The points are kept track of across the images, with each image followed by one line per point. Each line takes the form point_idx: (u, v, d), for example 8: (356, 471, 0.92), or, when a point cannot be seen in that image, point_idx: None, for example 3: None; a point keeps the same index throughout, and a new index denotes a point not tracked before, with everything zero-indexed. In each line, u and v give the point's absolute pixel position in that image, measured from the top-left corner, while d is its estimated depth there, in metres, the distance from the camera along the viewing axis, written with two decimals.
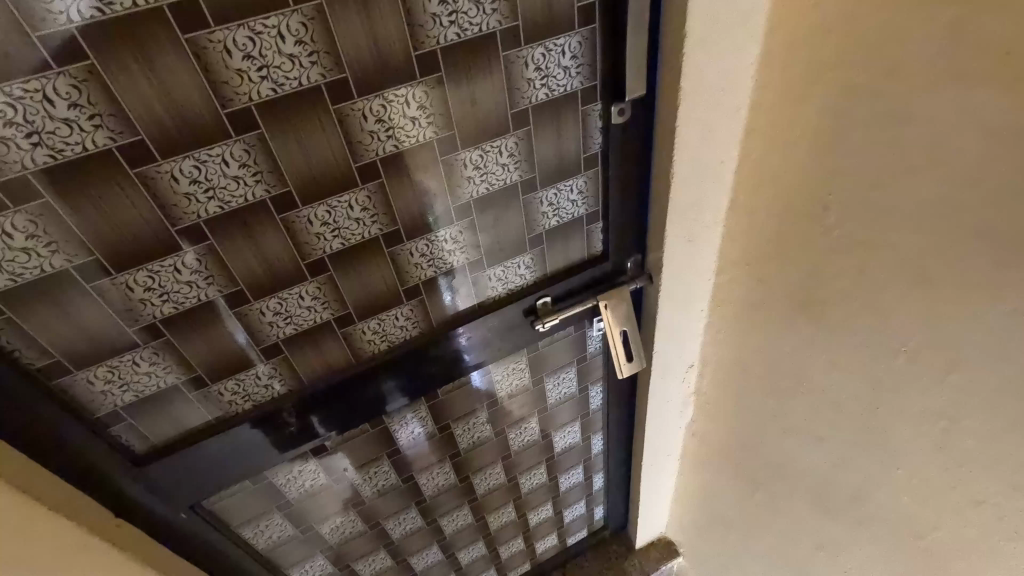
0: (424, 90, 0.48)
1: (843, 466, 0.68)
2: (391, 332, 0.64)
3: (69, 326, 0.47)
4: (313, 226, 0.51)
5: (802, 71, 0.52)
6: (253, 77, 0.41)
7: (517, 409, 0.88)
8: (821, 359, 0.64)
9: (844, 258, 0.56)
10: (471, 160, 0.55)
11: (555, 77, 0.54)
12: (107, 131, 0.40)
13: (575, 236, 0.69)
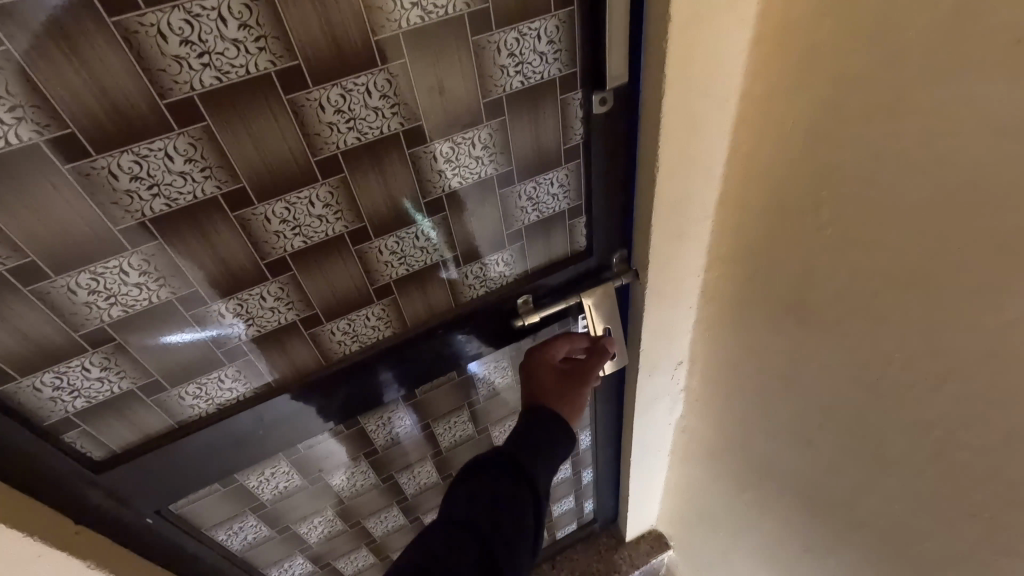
0: (387, 78, 0.45)
1: (833, 471, 0.66)
2: (364, 333, 0.62)
3: (10, 331, 0.45)
4: (271, 225, 0.49)
5: (795, 59, 0.48)
6: (194, 65, 0.38)
7: (501, 407, 0.86)
8: (810, 359, 0.62)
9: (835, 258, 0.53)
10: (441, 153, 0.53)
11: (531, 64, 0.51)
12: (31, 123, 0.37)
13: (557, 230, 0.66)
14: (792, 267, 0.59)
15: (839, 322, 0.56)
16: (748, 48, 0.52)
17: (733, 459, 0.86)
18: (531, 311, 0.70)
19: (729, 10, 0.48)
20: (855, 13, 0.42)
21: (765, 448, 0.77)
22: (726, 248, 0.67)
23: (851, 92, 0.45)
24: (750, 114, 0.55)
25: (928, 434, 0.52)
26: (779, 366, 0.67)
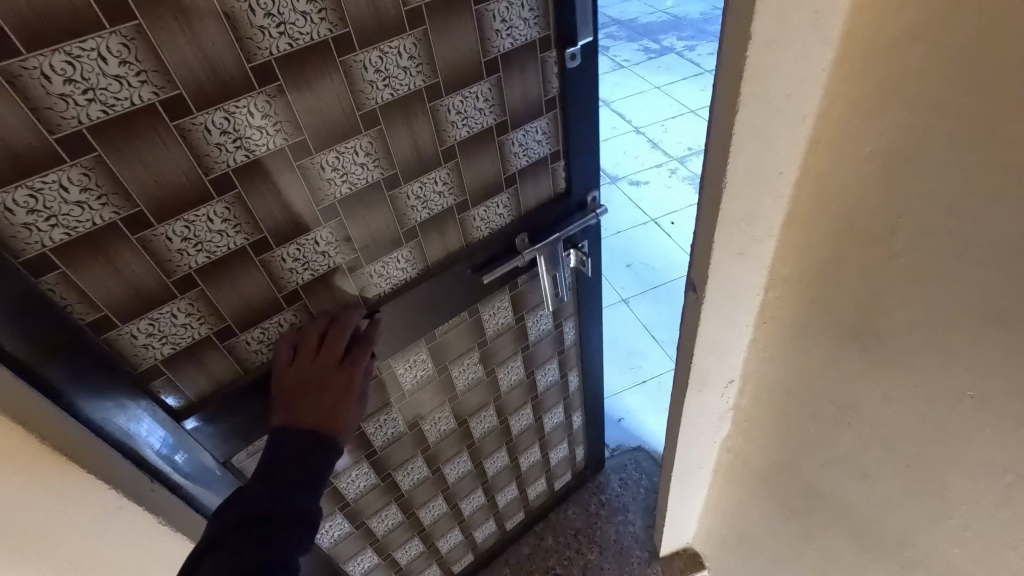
0: (413, 41, 0.57)
1: (901, 497, 0.63)
2: (394, 274, 0.71)
3: (115, 279, 0.52)
4: (325, 173, 0.58)
5: (881, 79, 0.47)
6: (273, 33, 0.48)
7: (503, 348, 0.96)
8: (871, 392, 0.61)
9: (910, 285, 0.52)
10: (454, 107, 0.64)
11: (517, 27, 0.64)
12: (151, 85, 0.45)
13: (543, 173, 0.78)
14: (860, 292, 0.57)
15: (904, 346, 0.55)
16: (830, 67, 0.50)
17: (783, 483, 0.84)
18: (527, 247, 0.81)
19: (814, 27, 0.47)
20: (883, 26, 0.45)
21: (812, 474, 0.76)
22: (789, 267, 0.65)
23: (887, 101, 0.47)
24: (826, 135, 0.53)
25: (1018, 460, 0.50)
26: (839, 391, 0.65)
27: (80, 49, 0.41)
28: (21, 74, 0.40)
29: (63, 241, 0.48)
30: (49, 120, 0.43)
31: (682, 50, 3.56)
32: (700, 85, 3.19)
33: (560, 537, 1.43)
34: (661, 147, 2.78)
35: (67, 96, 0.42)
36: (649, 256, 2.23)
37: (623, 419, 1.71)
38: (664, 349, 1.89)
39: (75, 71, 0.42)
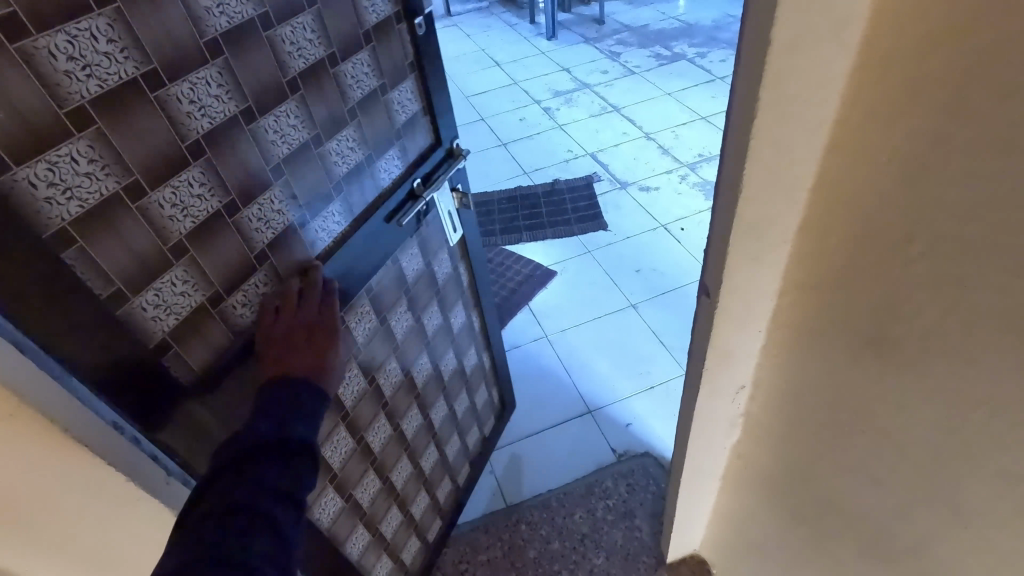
0: (313, 17, 0.70)
1: (915, 506, 0.63)
2: (332, 229, 0.81)
3: (124, 251, 0.55)
4: (270, 134, 0.67)
5: (899, 88, 0.47)
6: (215, 13, 0.57)
7: (423, 293, 1.11)
8: (886, 399, 0.61)
9: (927, 294, 0.52)
10: (348, 72, 0.77)
11: (377, 3, 0.80)
12: (133, 61, 0.51)
13: (417, 126, 0.95)
14: (875, 300, 0.57)
15: (921, 355, 0.55)
16: (849, 76, 0.50)
17: (793, 490, 0.84)
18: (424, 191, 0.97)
19: (834, 36, 0.47)
20: (908, 33, 0.45)
21: (825, 481, 0.76)
22: (803, 274, 0.65)
23: (912, 109, 0.47)
24: (843, 142, 0.53)
25: None
26: (853, 399, 0.65)
27: (77, 29, 0.47)
28: (33, 52, 0.45)
29: (78, 216, 0.51)
30: (58, 96, 0.47)
31: (693, 56, 3.56)
32: (711, 92, 3.19)
33: (565, 541, 1.45)
34: (671, 153, 2.78)
35: (70, 72, 0.48)
36: (658, 261, 2.23)
37: (631, 424, 1.71)
38: (673, 355, 1.88)
39: (74, 48, 0.47)
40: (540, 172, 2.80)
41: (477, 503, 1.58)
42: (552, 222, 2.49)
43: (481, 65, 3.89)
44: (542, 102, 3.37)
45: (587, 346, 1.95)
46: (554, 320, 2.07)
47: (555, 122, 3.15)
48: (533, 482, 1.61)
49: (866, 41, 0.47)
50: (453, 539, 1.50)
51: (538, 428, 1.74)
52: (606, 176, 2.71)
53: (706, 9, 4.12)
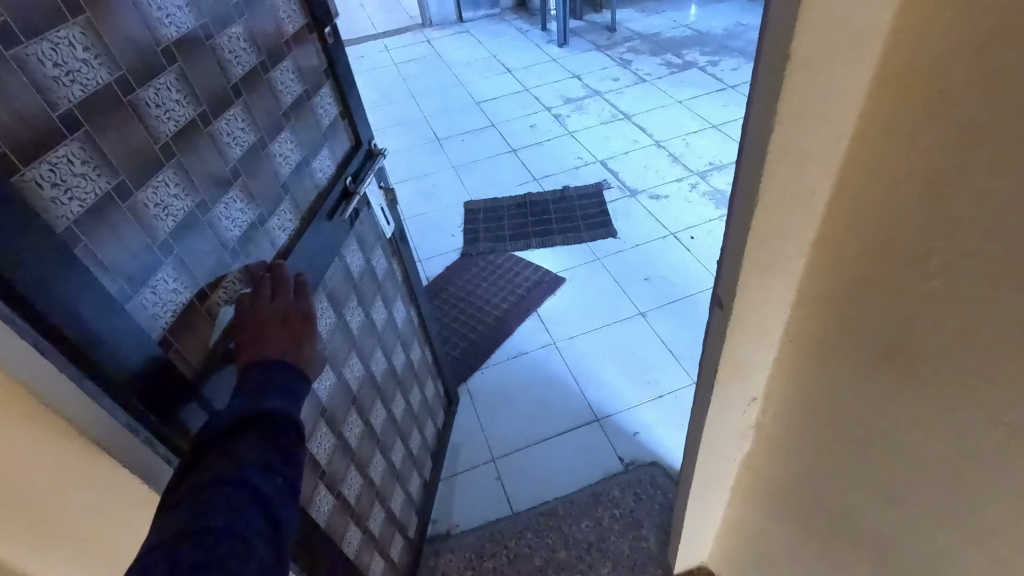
0: (244, 29, 0.80)
1: (930, 523, 0.62)
2: (286, 226, 0.90)
3: (120, 249, 0.61)
4: (226, 136, 0.76)
5: (919, 102, 0.47)
6: (165, 22, 0.66)
7: (368, 288, 1.19)
8: (901, 415, 0.60)
9: (945, 310, 0.51)
10: (278, 78, 0.88)
11: (290, 16, 0.91)
12: (105, 67, 0.59)
13: (337, 128, 1.06)
14: (892, 314, 0.57)
15: (936, 371, 0.54)
16: (868, 89, 0.50)
17: (804, 503, 0.83)
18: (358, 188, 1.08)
19: (852, 51, 0.47)
20: (927, 49, 0.45)
21: (836, 496, 0.75)
22: (817, 287, 0.64)
23: (930, 125, 0.47)
24: (860, 156, 0.53)
25: None
26: (867, 413, 0.65)
27: (58, 38, 0.54)
28: (26, 59, 0.51)
29: (81, 213, 0.57)
30: (51, 101, 0.54)
31: (705, 64, 3.56)
32: (723, 100, 3.19)
33: (572, 550, 1.45)
34: (682, 161, 2.78)
35: (57, 78, 0.54)
36: (668, 269, 2.23)
37: (639, 433, 1.70)
38: (682, 364, 1.88)
39: (58, 56, 0.54)
40: (550, 179, 2.81)
41: (483, 509, 1.58)
42: (561, 229, 2.49)
43: (492, 72, 3.91)
44: (553, 109, 3.38)
45: (595, 354, 1.95)
46: (562, 326, 2.06)
47: (565, 129, 3.16)
48: (540, 489, 1.60)
49: (884, 56, 0.47)
50: (458, 545, 1.50)
51: (545, 436, 1.73)
52: (616, 184, 2.71)
53: (717, 17, 4.12)
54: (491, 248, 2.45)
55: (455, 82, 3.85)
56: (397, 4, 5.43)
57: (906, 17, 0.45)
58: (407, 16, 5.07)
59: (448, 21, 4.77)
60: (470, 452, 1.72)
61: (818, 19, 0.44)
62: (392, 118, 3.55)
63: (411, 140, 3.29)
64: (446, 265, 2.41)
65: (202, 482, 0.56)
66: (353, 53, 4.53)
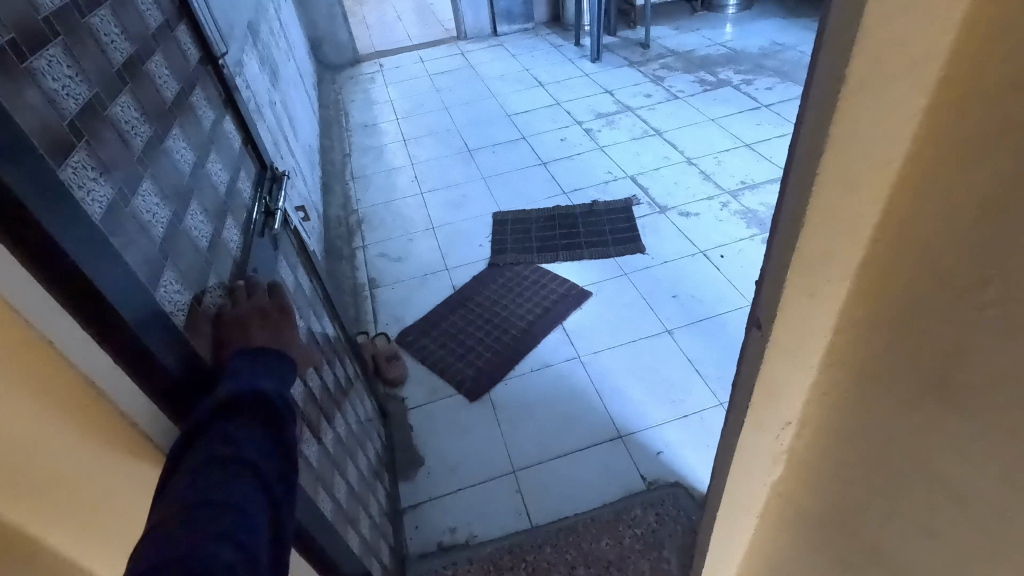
0: (163, 61, 0.92)
1: (978, 561, 0.60)
2: (233, 240, 1.00)
3: (138, 249, 0.68)
4: (177, 152, 0.87)
5: (979, 128, 0.46)
6: (112, 46, 0.76)
7: (303, 304, 1.27)
8: (948, 447, 0.59)
9: (999, 339, 0.50)
10: (195, 104, 1.00)
11: (189, 51, 1.04)
12: (84, 83, 0.67)
13: (243, 154, 1.19)
14: (944, 341, 0.55)
15: (991, 404, 0.53)
16: (923, 114, 0.49)
17: (838, 533, 0.81)
18: (273, 206, 1.21)
19: (911, 75, 0.46)
20: (991, 74, 0.44)
21: (875, 527, 0.73)
22: (861, 312, 0.63)
23: (990, 152, 0.46)
24: (912, 180, 0.52)
25: None
26: (911, 444, 0.63)
27: (49, 55, 0.62)
28: (34, 70, 0.59)
29: (104, 214, 0.64)
30: (60, 110, 0.61)
31: (739, 83, 3.54)
32: (757, 119, 3.16)
33: (591, 568, 1.43)
34: (713, 179, 2.76)
35: (58, 93, 0.62)
36: (696, 288, 2.20)
37: (662, 452, 1.68)
38: (708, 383, 1.85)
39: (54, 71, 0.62)
40: (579, 193, 2.81)
41: (502, 521, 1.57)
42: (588, 243, 2.49)
43: (524, 85, 3.95)
44: (583, 123, 3.39)
45: (619, 369, 1.93)
46: (586, 340, 2.06)
47: (595, 144, 3.16)
48: (560, 504, 1.59)
49: (942, 82, 0.47)
50: (477, 556, 1.49)
51: (567, 450, 1.72)
52: (646, 200, 2.70)
53: (753, 36, 4.10)
54: (518, 260, 2.46)
55: (487, 94, 3.89)
56: (433, 17, 5.52)
57: (967, 42, 0.44)
58: (443, 29, 5.16)
59: (482, 34, 4.84)
60: (490, 463, 1.72)
61: (877, 43, 0.44)
62: (424, 128, 3.61)
63: (441, 151, 3.34)
64: (472, 275, 2.43)
65: (200, 460, 0.67)
66: (388, 64, 4.62)
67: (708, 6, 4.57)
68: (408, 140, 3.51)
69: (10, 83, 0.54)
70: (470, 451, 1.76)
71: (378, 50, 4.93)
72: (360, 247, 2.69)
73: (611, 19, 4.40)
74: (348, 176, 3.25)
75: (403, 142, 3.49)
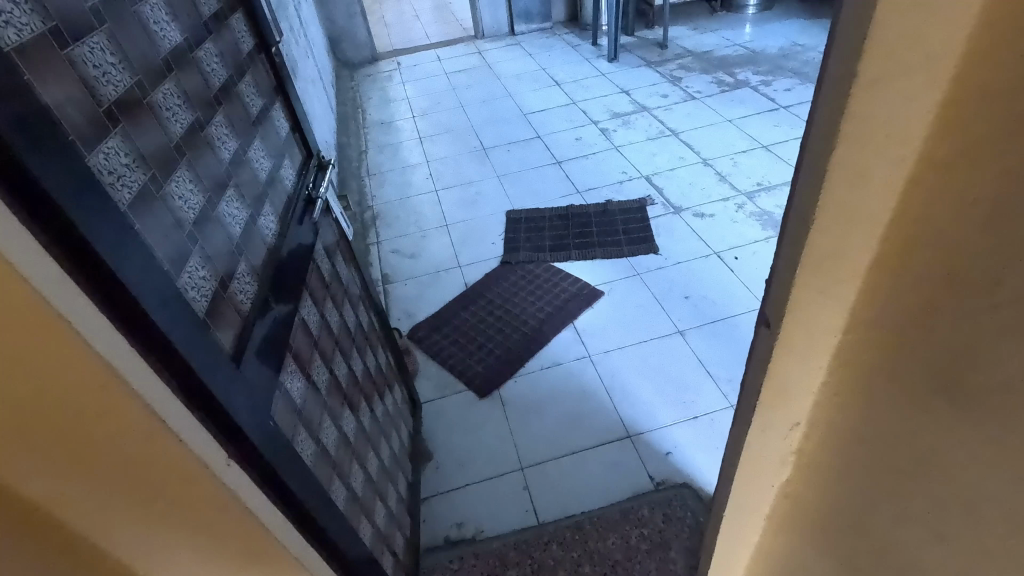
0: (215, 49, 0.94)
1: (991, 566, 0.59)
2: (270, 227, 1.02)
3: (163, 236, 0.69)
4: (217, 139, 0.89)
5: (994, 124, 0.45)
6: (160, 34, 0.78)
7: (338, 291, 1.29)
8: (959, 449, 0.58)
9: (1013, 341, 0.49)
10: (243, 92, 1.02)
11: (243, 39, 1.06)
12: (126, 71, 0.69)
13: (289, 141, 1.21)
14: (956, 342, 0.54)
15: (1002, 406, 0.52)
16: (935, 110, 0.48)
17: (846, 536, 0.80)
18: (316, 194, 1.22)
19: (924, 71, 0.46)
20: (1009, 70, 0.43)
21: (885, 530, 0.72)
22: (874, 311, 0.62)
23: (1007, 150, 0.45)
24: (926, 178, 0.52)
25: None
26: (923, 445, 0.62)
27: (94, 42, 0.64)
28: (76, 56, 0.60)
29: (133, 200, 0.65)
30: (98, 97, 0.62)
31: (757, 84, 3.51)
32: (774, 121, 3.13)
33: (597, 566, 1.43)
34: (729, 181, 2.73)
35: (98, 79, 0.63)
36: (709, 289, 2.19)
37: (671, 453, 1.67)
38: (719, 385, 1.83)
39: (96, 58, 0.64)
40: (594, 192, 2.81)
41: (509, 517, 1.58)
42: (601, 242, 2.49)
43: (540, 84, 3.95)
44: (599, 122, 3.38)
45: (630, 369, 1.93)
46: (598, 340, 2.05)
47: (611, 143, 3.16)
48: (567, 502, 1.59)
49: (958, 78, 0.46)
50: (483, 551, 1.50)
51: (575, 448, 1.72)
52: (660, 200, 2.68)
53: (773, 37, 4.06)
54: (531, 258, 2.46)
55: (503, 93, 3.90)
56: (450, 15, 5.55)
57: (984, 37, 0.44)
58: (461, 28, 5.18)
59: (500, 33, 4.85)
60: (499, 460, 1.72)
61: (889, 38, 0.43)
62: (440, 126, 3.62)
63: (457, 148, 3.35)
64: (485, 272, 2.44)
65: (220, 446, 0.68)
66: (406, 62, 4.65)
67: (728, 7, 4.54)
68: (424, 137, 3.52)
69: (51, 68, 0.55)
70: (480, 447, 1.77)
71: (396, 49, 4.97)
72: (374, 243, 2.71)
73: (629, 18, 4.38)
74: (364, 173, 3.28)
75: (419, 140, 3.51)
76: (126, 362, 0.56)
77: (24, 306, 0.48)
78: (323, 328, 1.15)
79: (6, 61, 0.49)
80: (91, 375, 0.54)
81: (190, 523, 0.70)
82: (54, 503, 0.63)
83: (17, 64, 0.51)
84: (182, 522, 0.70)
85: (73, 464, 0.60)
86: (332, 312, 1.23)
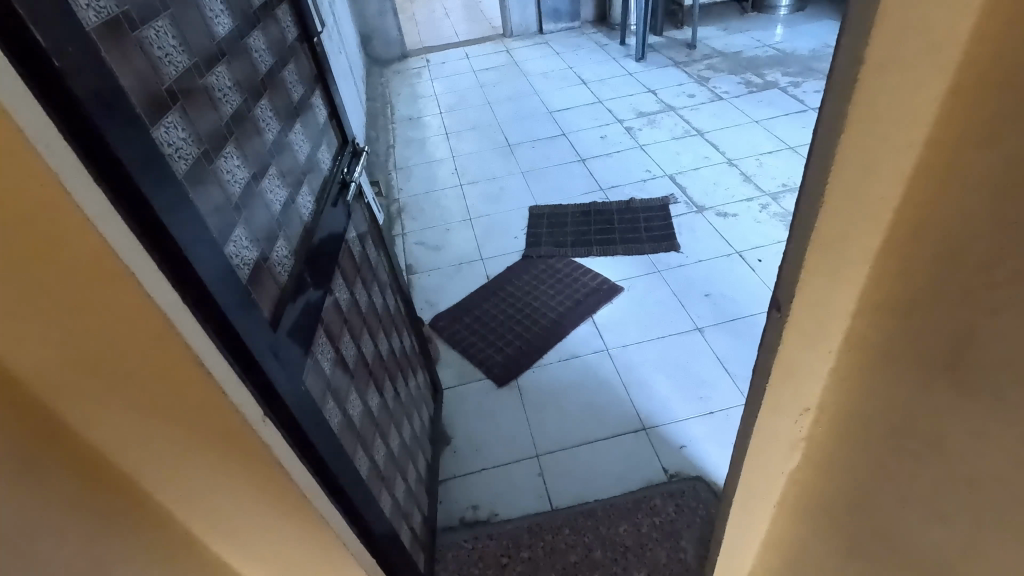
0: (263, 37, 1.00)
1: (992, 543, 0.61)
2: (307, 208, 1.07)
3: (213, 206, 0.75)
4: (262, 121, 0.94)
5: (999, 111, 0.47)
6: (216, 22, 0.84)
7: (367, 274, 1.35)
8: (960, 427, 0.60)
9: (1012, 320, 0.51)
10: (286, 79, 1.07)
11: (288, 28, 1.12)
12: (185, 53, 0.75)
13: (327, 128, 1.26)
14: (958, 323, 0.56)
15: (1001, 385, 0.54)
16: (943, 97, 0.50)
17: (855, 520, 0.82)
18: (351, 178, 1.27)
19: (930, 56, 0.48)
20: (1011, 58, 0.45)
21: (892, 512, 0.74)
22: (880, 295, 0.64)
23: (1009, 136, 0.47)
24: (933, 164, 0.54)
25: None
26: (925, 425, 0.64)
27: (159, 26, 0.70)
28: (145, 38, 0.66)
29: (189, 171, 0.71)
30: (161, 75, 0.68)
31: (786, 86, 3.48)
32: (802, 123, 3.10)
33: (608, 552, 1.46)
34: (754, 181, 2.73)
35: (162, 60, 0.69)
36: (730, 288, 2.19)
37: (685, 446, 1.69)
38: (736, 383, 1.84)
39: (161, 40, 0.69)
40: (617, 189, 2.82)
41: (524, 501, 1.62)
42: (623, 239, 2.51)
43: (567, 83, 3.97)
44: (625, 121, 3.40)
45: (647, 364, 1.95)
46: (616, 334, 2.08)
47: (636, 142, 3.17)
48: (580, 489, 1.62)
49: (963, 66, 0.48)
50: (497, 532, 1.54)
51: (590, 439, 1.75)
52: (684, 199, 2.69)
53: (804, 39, 4.02)
54: (552, 253, 2.50)
55: (530, 91, 3.94)
56: (479, 14, 5.61)
57: (986, 27, 0.46)
58: (490, 27, 5.24)
59: (528, 32, 4.89)
60: (515, 447, 1.76)
61: (894, 27, 0.46)
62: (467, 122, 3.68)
63: (484, 145, 3.40)
64: (507, 266, 2.48)
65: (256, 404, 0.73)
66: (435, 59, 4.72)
67: (760, 8, 4.50)
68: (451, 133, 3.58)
69: (122, 49, 0.61)
70: (496, 434, 1.81)
71: (426, 46, 5.05)
72: (399, 234, 2.77)
73: (658, 19, 4.39)
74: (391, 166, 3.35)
75: (446, 135, 3.57)
76: (179, 316, 0.61)
77: (96, 258, 0.54)
78: (353, 308, 1.21)
79: (88, 41, 0.55)
80: (151, 326, 0.59)
81: (226, 473, 0.76)
82: (106, 443, 0.69)
83: (96, 43, 0.56)
84: (219, 470, 0.75)
85: (126, 409, 0.66)
86: (361, 293, 1.28)
